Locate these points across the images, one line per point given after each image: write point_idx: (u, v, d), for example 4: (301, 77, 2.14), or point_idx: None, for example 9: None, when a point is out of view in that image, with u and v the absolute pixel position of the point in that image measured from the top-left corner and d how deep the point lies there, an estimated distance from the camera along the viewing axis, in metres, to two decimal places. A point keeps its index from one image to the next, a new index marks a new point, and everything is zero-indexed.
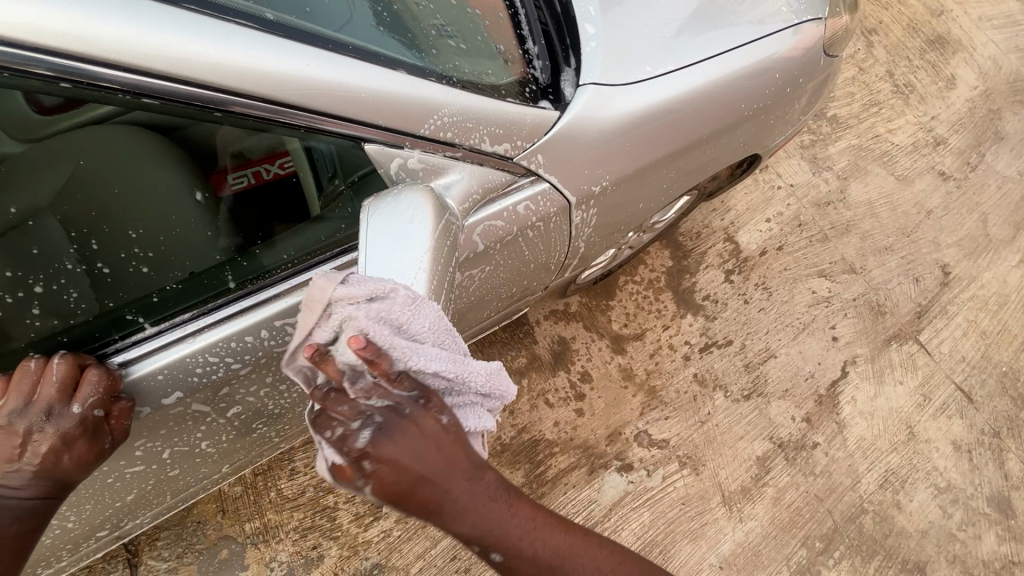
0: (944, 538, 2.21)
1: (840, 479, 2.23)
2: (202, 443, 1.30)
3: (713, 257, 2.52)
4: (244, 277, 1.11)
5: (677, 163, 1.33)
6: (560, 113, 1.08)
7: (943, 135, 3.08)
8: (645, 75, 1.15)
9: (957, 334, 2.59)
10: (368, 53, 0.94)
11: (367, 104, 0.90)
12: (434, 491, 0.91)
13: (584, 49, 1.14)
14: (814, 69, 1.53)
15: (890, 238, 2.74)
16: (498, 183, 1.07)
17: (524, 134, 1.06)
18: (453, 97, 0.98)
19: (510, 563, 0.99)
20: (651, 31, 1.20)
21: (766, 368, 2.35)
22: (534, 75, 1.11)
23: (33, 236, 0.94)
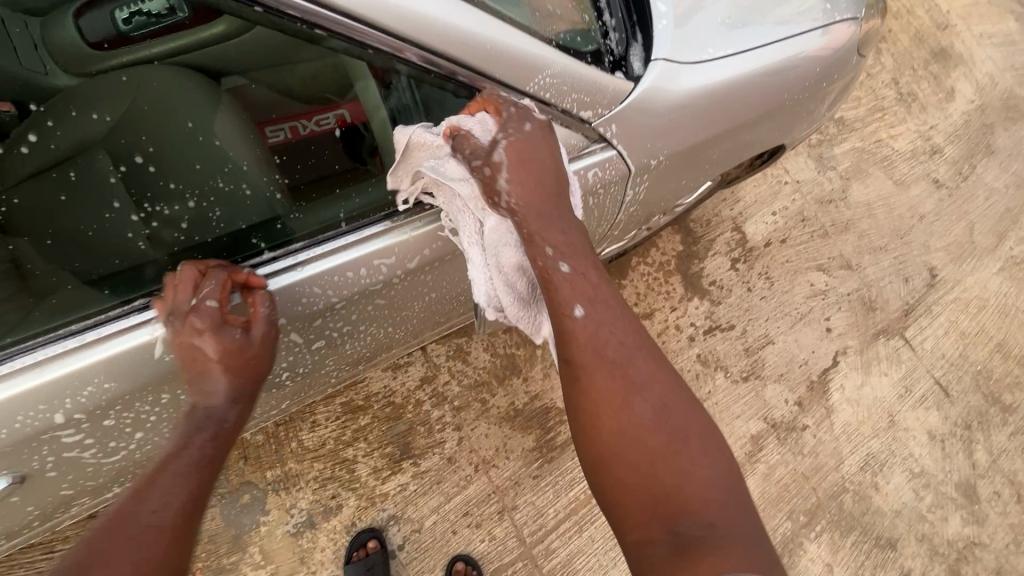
0: (915, 518, 2.38)
1: (825, 460, 2.38)
2: (283, 374, 1.31)
3: (720, 245, 2.62)
4: (354, 211, 1.11)
5: (721, 145, 1.41)
6: (634, 85, 1.14)
7: (940, 144, 3.23)
8: (707, 57, 1.22)
9: (939, 333, 2.76)
10: (488, 7, 0.99)
11: (494, 57, 0.98)
12: (543, 197, 1.09)
13: (656, 26, 1.18)
14: (846, 67, 1.62)
15: (885, 239, 2.88)
16: (574, 145, 1.15)
17: (605, 102, 1.12)
18: (558, 61, 1.05)
19: (567, 281, 1.08)
20: (713, 17, 1.27)
21: (764, 353, 2.47)
22: (611, 47, 1.15)
23: (188, 154, 0.99)
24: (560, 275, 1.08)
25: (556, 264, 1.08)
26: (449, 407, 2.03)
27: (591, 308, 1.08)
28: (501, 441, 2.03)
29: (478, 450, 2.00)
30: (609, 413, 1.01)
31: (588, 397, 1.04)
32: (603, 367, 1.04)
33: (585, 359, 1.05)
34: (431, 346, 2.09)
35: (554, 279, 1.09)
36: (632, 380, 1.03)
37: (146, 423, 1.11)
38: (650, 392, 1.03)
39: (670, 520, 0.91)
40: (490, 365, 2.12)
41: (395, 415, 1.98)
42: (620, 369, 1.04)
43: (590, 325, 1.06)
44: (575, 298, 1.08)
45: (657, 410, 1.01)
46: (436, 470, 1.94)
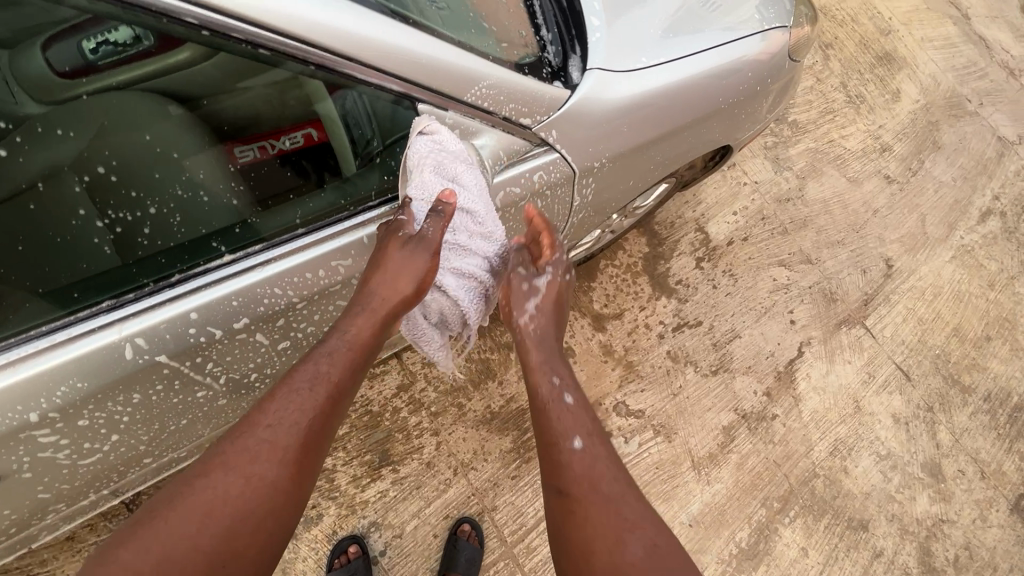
0: (884, 499, 2.47)
1: (796, 447, 2.46)
2: (252, 374, 1.32)
3: (685, 245, 2.72)
4: (309, 215, 1.18)
5: (663, 148, 1.50)
6: (570, 93, 1.22)
7: (889, 142, 3.40)
8: (640, 66, 1.31)
9: (898, 320, 2.88)
10: (423, 26, 1.06)
11: (430, 71, 1.04)
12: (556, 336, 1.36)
13: (589, 39, 1.28)
14: (780, 71, 1.73)
15: (842, 233, 3.01)
16: (516, 150, 1.22)
17: (542, 109, 1.19)
18: (492, 72, 1.12)
19: (568, 411, 1.25)
20: (646, 28, 1.36)
21: (732, 347, 2.57)
22: (548, 59, 1.24)
23: (149, 164, 1.02)
24: (564, 405, 1.26)
25: (562, 395, 1.27)
26: (426, 413, 2.08)
27: (588, 440, 1.21)
28: (478, 444, 2.08)
29: (456, 453, 2.04)
30: (605, 557, 1.08)
31: (580, 521, 1.12)
32: (599, 501, 1.14)
33: (582, 493, 1.15)
34: (406, 354, 2.15)
35: (559, 411, 1.25)
36: (624, 515, 1.12)
37: (118, 424, 1.16)
38: (645, 532, 1.11)
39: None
40: (466, 370, 2.17)
41: (373, 423, 2.02)
42: (614, 504, 1.14)
43: (586, 456, 1.19)
44: (573, 430, 1.22)
45: (651, 551, 1.09)
46: (415, 475, 1.98)
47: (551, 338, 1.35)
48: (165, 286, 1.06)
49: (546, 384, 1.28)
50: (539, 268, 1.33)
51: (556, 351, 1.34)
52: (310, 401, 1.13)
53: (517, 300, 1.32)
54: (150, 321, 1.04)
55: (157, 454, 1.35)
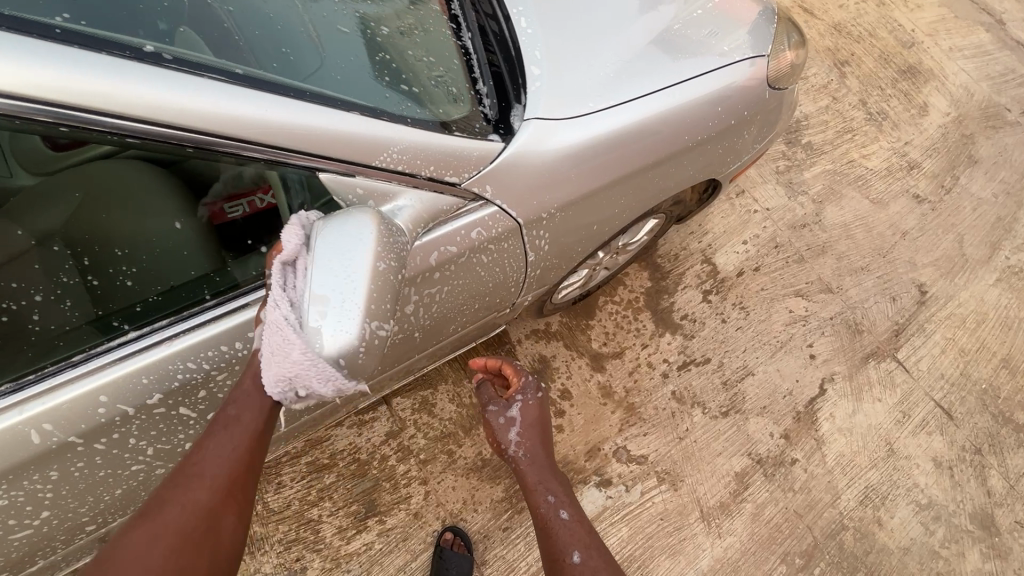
0: (927, 555, 2.22)
1: (820, 495, 2.26)
2: (185, 444, 1.22)
3: (690, 278, 2.61)
4: (219, 289, 1.10)
5: (619, 193, 1.43)
6: (505, 144, 1.14)
7: (917, 159, 3.19)
8: (586, 112, 1.24)
9: (935, 352, 2.64)
10: (323, 95, 0.99)
11: (328, 140, 0.94)
12: (543, 456, 1.55)
13: (530, 88, 1.22)
14: (756, 103, 1.64)
15: (866, 259, 2.82)
16: (447, 207, 1.09)
17: (469, 166, 1.09)
18: (402, 135, 1.02)
19: (566, 527, 1.39)
20: (593, 72, 1.30)
21: (744, 386, 2.41)
22: (484, 112, 1.18)
23: (37, 252, 0.94)
24: (560, 519, 1.41)
25: (557, 510, 1.43)
26: (415, 460, 2.04)
27: (585, 553, 1.32)
28: (468, 493, 2.02)
29: (445, 504, 2.00)
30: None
31: None
32: None
33: None
34: (395, 401, 2.12)
35: (559, 528, 1.40)
36: None
37: (42, 500, 1.04)
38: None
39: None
40: (457, 416, 2.13)
41: (360, 472, 2.00)
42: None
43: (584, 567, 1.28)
44: (571, 546, 1.34)
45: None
46: (402, 526, 1.94)
47: (541, 460, 1.55)
48: (67, 364, 0.97)
49: (541, 501, 1.47)
50: (510, 400, 1.57)
51: (541, 467, 1.54)
52: (238, 432, 1.03)
53: (501, 434, 1.57)
54: (50, 403, 0.95)
55: (102, 521, 1.22)
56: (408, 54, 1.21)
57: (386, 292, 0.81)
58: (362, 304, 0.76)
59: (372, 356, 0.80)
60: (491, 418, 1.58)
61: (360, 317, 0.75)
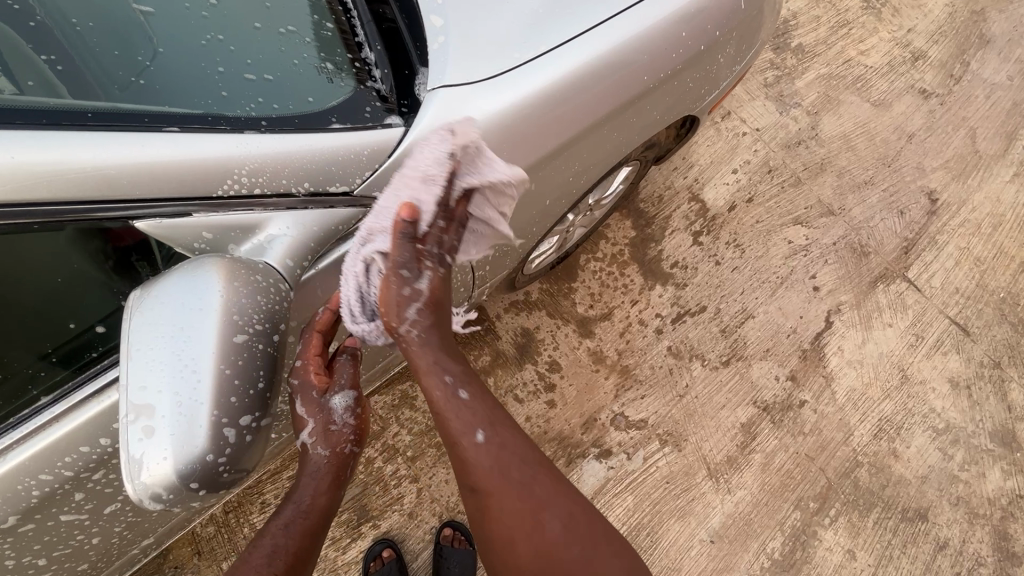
0: (945, 481, 2.13)
1: (832, 435, 2.15)
2: (93, 537, 1.02)
3: (678, 220, 2.37)
4: (53, 384, 0.86)
5: (569, 159, 1.22)
6: (406, 130, 0.95)
7: (922, 48, 2.84)
8: (507, 67, 1.02)
9: (948, 265, 2.44)
10: (128, 113, 0.82)
11: (148, 174, 0.79)
12: (441, 322, 1.03)
13: (432, 46, 1.01)
14: (730, 18, 1.35)
15: (869, 171, 2.56)
16: (343, 221, 0.95)
17: (350, 168, 0.92)
18: (251, 147, 0.85)
19: (468, 407, 1.01)
20: (509, 11, 1.05)
21: (744, 331, 2.24)
22: (376, 88, 0.99)
23: None
24: (462, 398, 1.01)
25: (457, 390, 1.01)
26: (403, 459, 1.93)
27: (493, 430, 1.02)
28: None
29: (439, 498, 1.91)
30: (519, 527, 0.98)
31: (500, 524, 0.99)
32: (512, 494, 0.99)
33: (496, 490, 0.99)
34: (373, 399, 1.99)
35: (453, 411, 1.01)
36: (542, 500, 1.00)
37: None
38: (557, 505, 1.01)
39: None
40: None
41: None
42: (530, 486, 1.01)
43: (495, 446, 1.01)
44: (477, 423, 1.01)
45: (566, 523, 1.00)
46: (398, 528, 1.87)
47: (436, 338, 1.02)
48: None
49: (435, 378, 1.01)
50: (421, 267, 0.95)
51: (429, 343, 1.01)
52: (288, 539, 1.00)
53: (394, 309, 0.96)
54: None
55: None
56: (254, 26, 0.97)
57: (256, 363, 0.78)
58: (210, 400, 0.71)
59: (246, 451, 0.78)
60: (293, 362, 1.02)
61: (210, 419, 0.71)
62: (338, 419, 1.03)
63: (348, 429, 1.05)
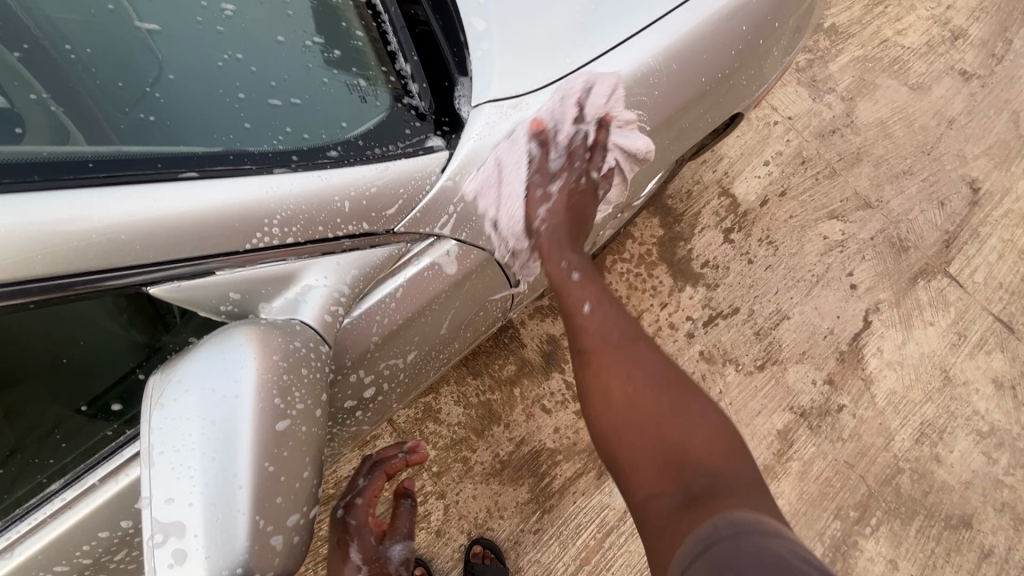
0: (989, 486, 2.05)
1: (871, 441, 2.06)
2: None
3: (708, 216, 2.26)
4: (60, 469, 0.81)
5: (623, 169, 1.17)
6: (450, 154, 0.92)
7: (962, 25, 2.68)
8: (550, 79, 0.99)
9: (992, 259, 2.32)
10: (140, 159, 0.75)
11: (172, 231, 0.72)
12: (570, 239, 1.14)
13: (474, 54, 0.98)
14: (785, 11, 1.26)
15: (908, 161, 2.43)
16: (378, 266, 0.91)
17: (383, 208, 0.87)
18: (281, 192, 0.79)
19: (581, 289, 1.14)
20: (553, 17, 1.02)
21: (779, 333, 2.14)
22: (414, 104, 0.95)
23: None
24: (574, 283, 1.14)
25: (570, 274, 1.14)
26: (429, 474, 1.87)
27: (596, 304, 1.13)
28: (491, 501, 1.87)
29: (467, 515, 1.85)
30: (621, 384, 1.02)
31: (596, 375, 1.06)
32: (610, 356, 1.06)
33: (596, 355, 1.08)
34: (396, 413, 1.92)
35: (569, 290, 1.14)
36: (640, 368, 1.04)
37: None
38: (648, 363, 1.04)
39: (678, 467, 0.91)
40: (466, 419, 1.93)
41: None
42: (627, 350, 1.07)
43: (597, 318, 1.11)
44: (585, 295, 1.13)
45: (660, 380, 1.02)
46: (426, 546, 1.82)
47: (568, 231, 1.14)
48: None
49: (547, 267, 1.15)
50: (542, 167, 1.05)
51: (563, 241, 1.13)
52: None
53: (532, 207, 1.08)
54: None
55: None
56: (276, 39, 0.92)
57: (302, 452, 0.76)
58: (249, 505, 0.68)
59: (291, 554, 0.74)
60: (358, 485, 1.31)
61: (249, 524, 0.67)
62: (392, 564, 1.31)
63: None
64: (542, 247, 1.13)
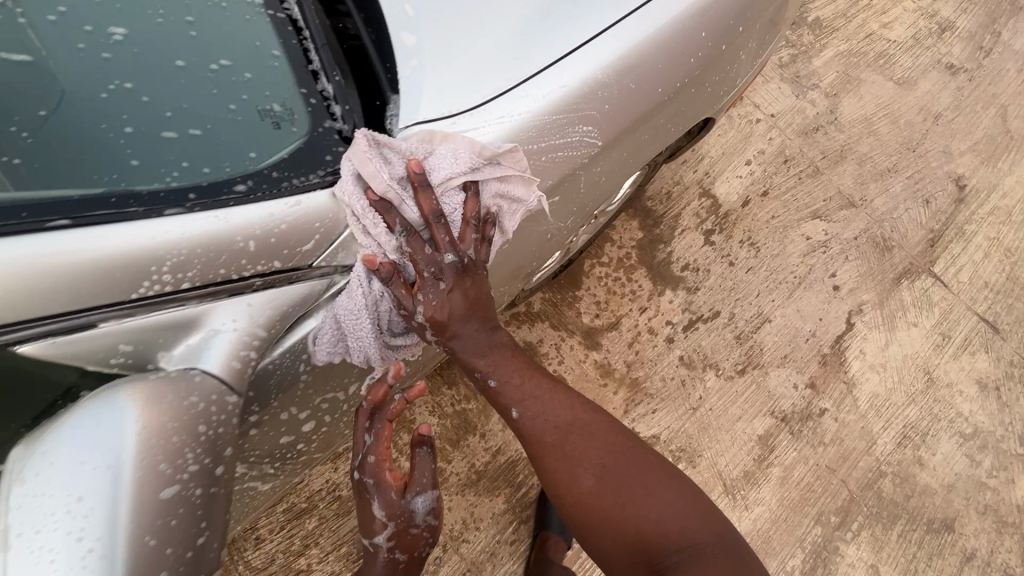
0: (972, 489, 2.03)
1: (853, 445, 2.04)
2: None
3: (689, 218, 2.22)
4: None
5: (573, 184, 1.13)
6: (369, 185, 0.89)
7: (949, 18, 2.62)
8: (483, 97, 0.95)
9: (977, 258, 2.29)
10: (7, 206, 0.71)
11: (43, 284, 0.69)
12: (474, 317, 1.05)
13: (403, 73, 0.95)
14: (750, 12, 1.23)
15: (893, 158, 2.38)
16: (299, 302, 0.87)
17: (297, 242, 0.83)
18: (172, 235, 0.76)
19: (503, 392, 1.13)
20: (489, 30, 0.99)
21: (761, 336, 2.11)
22: (335, 127, 0.91)
23: None
24: (493, 390, 1.13)
25: (486, 383, 1.12)
26: None
27: (524, 406, 1.14)
28: (467, 512, 1.84)
29: (443, 527, 1.81)
30: (574, 475, 1.11)
31: (548, 478, 1.14)
32: (558, 462, 1.12)
33: (544, 462, 1.13)
34: None
35: (497, 396, 1.13)
36: (580, 461, 1.11)
37: None
38: (588, 459, 1.11)
39: (647, 553, 1.03)
40: (441, 429, 1.89)
41: (345, 510, 1.80)
42: (566, 447, 1.12)
43: (529, 422, 1.13)
44: (509, 402, 1.14)
45: (600, 473, 1.10)
46: None
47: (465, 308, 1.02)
48: None
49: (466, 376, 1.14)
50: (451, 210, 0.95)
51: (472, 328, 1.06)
52: None
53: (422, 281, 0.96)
54: None
55: None
56: (177, 65, 0.87)
57: (195, 510, 0.79)
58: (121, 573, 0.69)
59: None
60: (365, 442, 1.06)
61: None
62: (418, 522, 1.11)
63: (426, 530, 1.13)
64: (460, 358, 1.09)
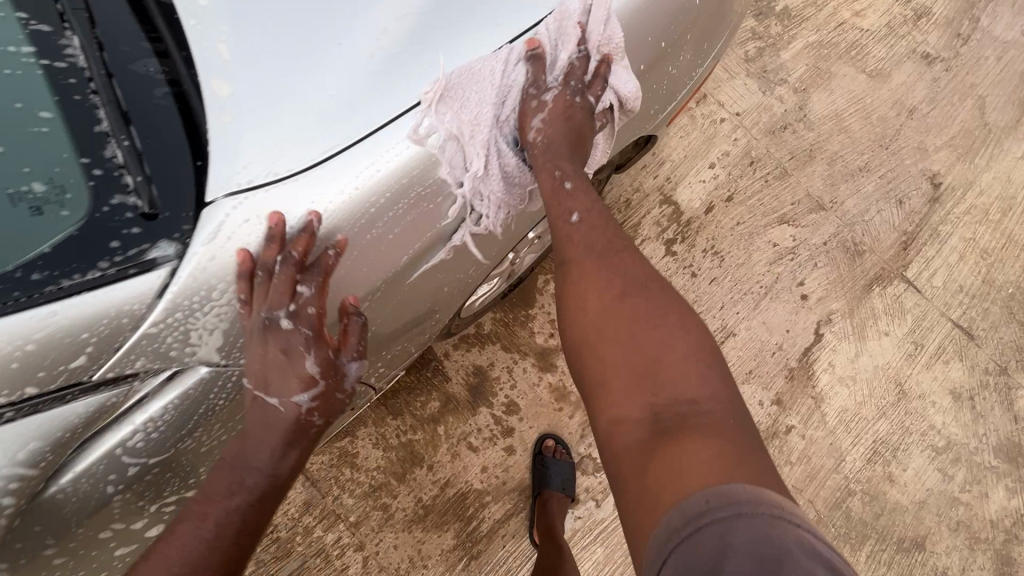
0: (945, 505, 1.95)
1: (821, 463, 1.95)
2: None
3: (649, 227, 2.10)
4: None
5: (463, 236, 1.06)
6: (162, 277, 0.81)
7: (924, 4, 2.48)
8: (311, 161, 0.87)
9: (952, 261, 2.18)
10: None
11: None
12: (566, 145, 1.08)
13: (211, 135, 0.86)
14: (673, 28, 1.15)
15: (864, 156, 2.26)
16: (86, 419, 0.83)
17: (66, 357, 0.78)
18: None
19: (573, 201, 1.09)
20: (324, 80, 0.89)
21: (724, 351, 2.01)
22: (130, 202, 0.82)
23: None
24: (565, 188, 1.08)
25: (562, 179, 1.08)
26: (346, 525, 1.74)
27: (589, 219, 1.10)
28: (413, 549, 1.75)
29: (389, 566, 1.73)
30: (606, 300, 1.01)
31: (578, 290, 1.05)
32: (596, 279, 1.03)
33: (581, 273, 1.05)
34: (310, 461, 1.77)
35: (563, 204, 1.09)
36: (630, 284, 1.02)
37: None
38: (637, 286, 1.02)
39: (652, 393, 0.91)
40: (385, 463, 1.79)
41: (283, 554, 1.70)
42: (615, 272, 1.04)
43: (585, 231, 1.09)
44: (576, 204, 1.10)
45: (647, 301, 1.00)
46: None
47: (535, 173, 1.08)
48: None
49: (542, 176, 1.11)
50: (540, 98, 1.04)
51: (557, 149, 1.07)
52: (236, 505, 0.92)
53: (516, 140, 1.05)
54: None
55: None
56: None
57: None
58: None
59: None
60: (302, 299, 0.89)
61: None
62: (345, 385, 0.99)
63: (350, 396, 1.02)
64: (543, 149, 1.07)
